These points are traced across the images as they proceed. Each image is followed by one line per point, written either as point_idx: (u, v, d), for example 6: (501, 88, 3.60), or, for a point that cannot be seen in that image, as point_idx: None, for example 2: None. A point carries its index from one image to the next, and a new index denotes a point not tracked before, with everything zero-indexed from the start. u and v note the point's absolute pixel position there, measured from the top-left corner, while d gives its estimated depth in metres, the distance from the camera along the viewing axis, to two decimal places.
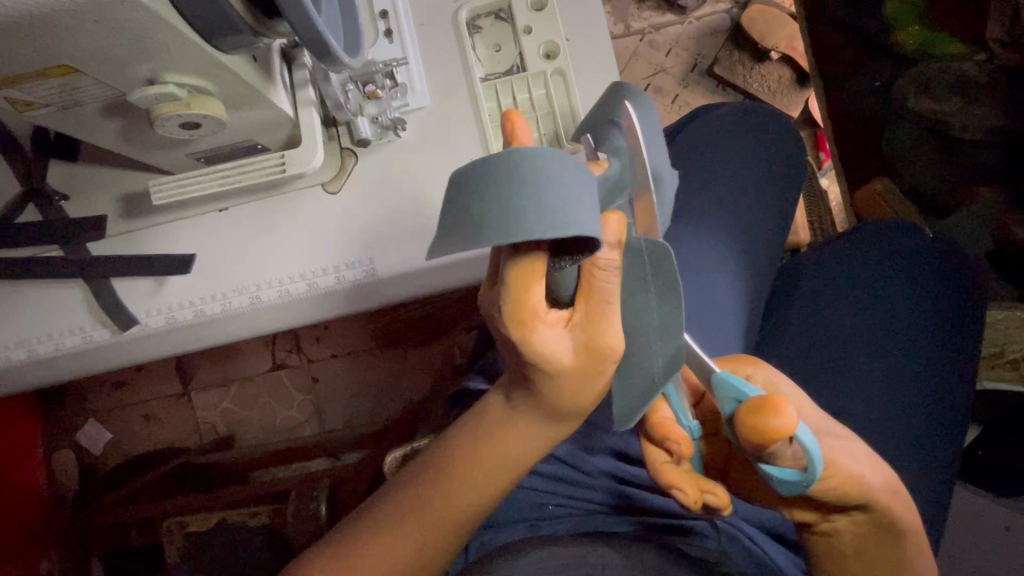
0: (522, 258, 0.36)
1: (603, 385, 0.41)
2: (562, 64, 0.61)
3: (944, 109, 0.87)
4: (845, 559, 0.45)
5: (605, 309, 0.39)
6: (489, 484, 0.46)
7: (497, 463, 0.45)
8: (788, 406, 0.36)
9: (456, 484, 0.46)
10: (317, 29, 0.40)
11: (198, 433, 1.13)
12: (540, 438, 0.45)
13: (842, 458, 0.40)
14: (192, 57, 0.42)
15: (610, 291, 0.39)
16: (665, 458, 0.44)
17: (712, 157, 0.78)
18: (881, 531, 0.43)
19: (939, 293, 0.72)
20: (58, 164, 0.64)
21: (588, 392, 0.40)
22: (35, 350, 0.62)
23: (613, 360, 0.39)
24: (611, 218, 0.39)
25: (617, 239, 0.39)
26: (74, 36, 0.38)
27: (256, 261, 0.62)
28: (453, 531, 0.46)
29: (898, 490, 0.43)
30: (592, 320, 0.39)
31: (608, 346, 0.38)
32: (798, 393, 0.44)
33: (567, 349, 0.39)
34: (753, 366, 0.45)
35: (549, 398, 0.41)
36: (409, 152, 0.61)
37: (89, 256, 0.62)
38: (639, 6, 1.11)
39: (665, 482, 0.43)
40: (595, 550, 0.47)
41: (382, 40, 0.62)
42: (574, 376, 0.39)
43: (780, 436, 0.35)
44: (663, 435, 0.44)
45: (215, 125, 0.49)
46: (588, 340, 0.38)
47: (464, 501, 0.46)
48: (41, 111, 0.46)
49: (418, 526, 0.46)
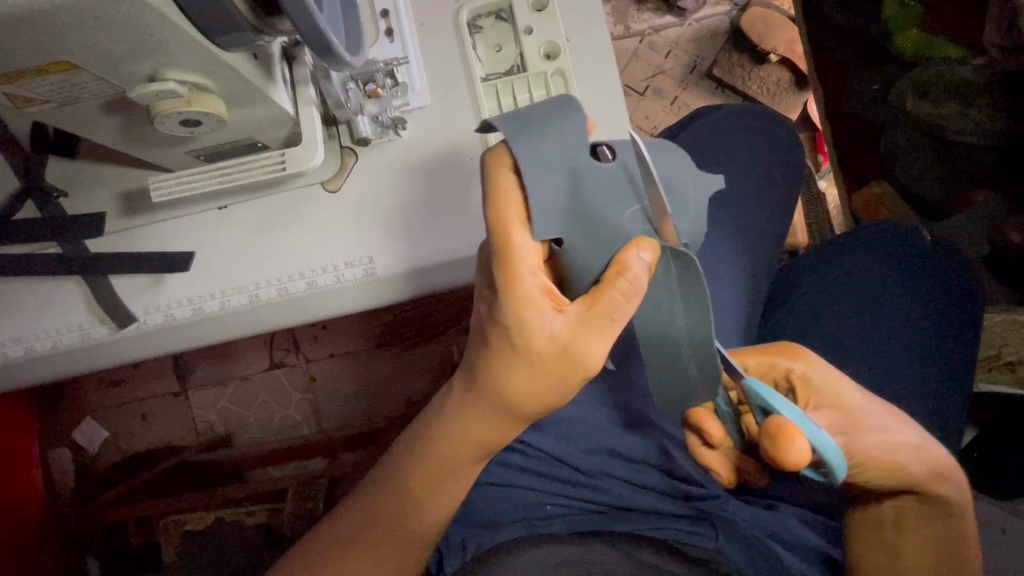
0: (498, 204, 0.43)
1: (572, 385, 0.44)
2: (563, 65, 0.61)
3: (944, 113, 0.87)
4: (883, 529, 0.49)
5: (602, 318, 0.42)
6: (456, 481, 0.49)
7: (458, 457, 0.48)
8: (798, 438, 0.38)
9: (431, 481, 0.49)
10: (319, 26, 0.40)
11: (194, 432, 1.13)
12: (511, 431, 0.48)
13: (883, 450, 0.44)
14: (194, 54, 0.42)
15: (620, 305, 0.42)
16: (699, 441, 0.49)
17: (712, 159, 0.78)
18: (923, 505, 0.48)
19: (938, 296, 0.73)
20: (56, 161, 0.64)
21: (551, 388, 0.44)
22: (32, 348, 0.62)
23: (588, 361, 0.43)
24: (647, 244, 0.42)
25: (647, 258, 0.42)
26: (74, 32, 0.38)
27: (253, 259, 0.62)
28: (414, 524, 0.50)
29: (949, 473, 0.48)
30: (584, 322, 0.42)
31: (587, 351, 0.42)
32: (845, 383, 0.45)
33: (550, 329, 0.42)
34: (795, 359, 0.46)
35: (526, 388, 0.44)
36: (410, 151, 0.61)
37: (88, 253, 0.62)
38: (639, 7, 1.11)
39: (703, 461, 0.49)
40: (596, 550, 0.47)
41: (382, 40, 0.62)
42: (547, 366, 0.43)
43: (794, 466, 0.38)
44: (698, 424, 0.47)
45: (215, 123, 0.49)
46: (575, 336, 0.42)
47: (434, 502, 0.49)
48: (41, 107, 0.46)
49: (397, 514, 0.49)
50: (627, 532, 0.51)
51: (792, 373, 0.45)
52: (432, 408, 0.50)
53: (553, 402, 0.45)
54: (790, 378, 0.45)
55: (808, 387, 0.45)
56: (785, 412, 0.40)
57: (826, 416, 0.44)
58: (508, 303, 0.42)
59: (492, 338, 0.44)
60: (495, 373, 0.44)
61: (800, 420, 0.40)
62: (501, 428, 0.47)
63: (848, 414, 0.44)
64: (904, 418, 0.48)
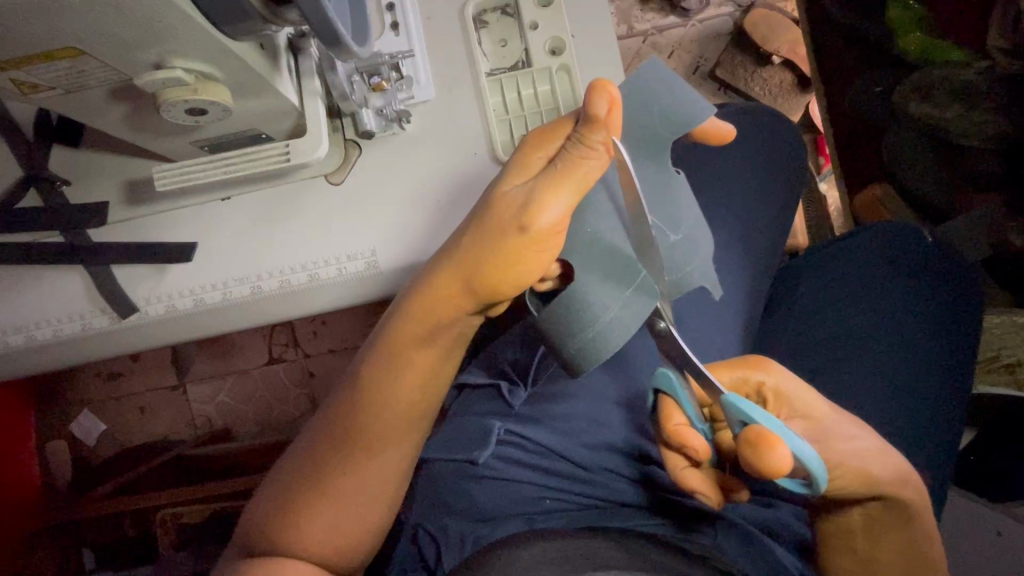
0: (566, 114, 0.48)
1: (516, 254, 0.42)
2: (567, 61, 0.61)
3: (946, 116, 0.86)
4: (852, 536, 0.48)
5: (557, 172, 0.42)
6: (410, 375, 0.49)
7: (409, 347, 0.48)
8: (780, 445, 0.38)
9: (384, 377, 0.48)
10: (327, 17, 0.40)
11: (192, 426, 1.13)
12: (456, 311, 0.46)
13: (855, 459, 0.44)
14: (202, 43, 0.43)
15: (579, 160, 0.42)
16: (683, 464, 0.47)
17: (714, 159, 0.77)
18: (890, 513, 0.47)
19: (936, 297, 0.73)
20: (58, 151, 0.64)
21: (490, 251, 0.43)
22: (34, 336, 0.62)
23: (535, 224, 0.42)
24: (614, 96, 0.41)
25: (604, 111, 0.41)
26: (84, 17, 0.38)
27: (255, 251, 0.62)
28: (380, 431, 0.49)
29: (911, 477, 0.48)
30: (540, 185, 0.42)
31: (532, 211, 0.42)
32: (813, 397, 0.46)
33: (517, 191, 0.44)
34: (765, 371, 0.46)
35: (470, 254, 0.43)
36: (412, 144, 0.61)
37: (90, 243, 0.62)
38: (642, 8, 1.11)
39: (687, 486, 0.47)
40: (600, 545, 0.45)
41: (388, 33, 0.62)
42: (493, 227, 0.43)
43: (775, 473, 0.38)
44: (680, 443, 0.45)
45: (221, 112, 0.49)
46: (529, 196, 0.42)
47: (391, 396, 0.48)
48: (47, 94, 0.46)
49: (351, 424, 0.49)
50: (624, 527, 0.51)
51: (764, 387, 0.46)
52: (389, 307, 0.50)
53: (496, 277, 0.43)
54: (763, 392, 0.46)
55: (780, 400, 0.45)
56: (765, 424, 0.40)
57: (800, 427, 0.44)
58: (512, 168, 0.46)
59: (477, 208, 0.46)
60: (455, 236, 0.46)
61: (780, 431, 0.40)
62: (456, 306, 0.46)
63: (817, 425, 0.45)
64: (865, 424, 0.48)
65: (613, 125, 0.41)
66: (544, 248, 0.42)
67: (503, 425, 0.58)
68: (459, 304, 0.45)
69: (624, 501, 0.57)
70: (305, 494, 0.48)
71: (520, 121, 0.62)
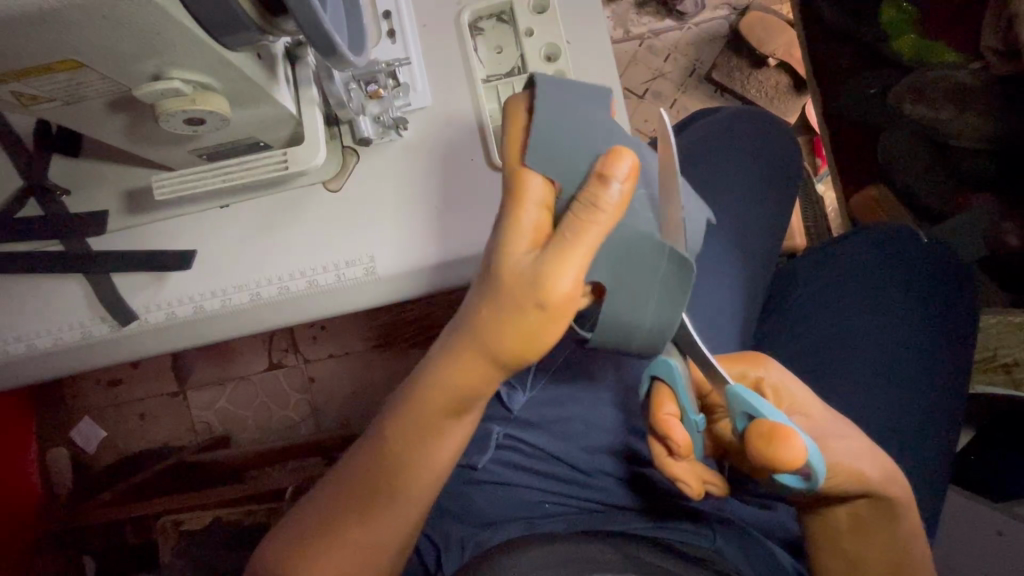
0: (512, 142, 0.44)
1: (537, 327, 0.41)
2: (562, 67, 0.62)
3: (941, 116, 0.86)
4: (838, 535, 0.48)
5: (565, 240, 0.40)
6: (426, 437, 0.46)
7: (432, 405, 0.45)
8: (795, 437, 0.39)
9: (407, 434, 0.46)
10: (324, 28, 0.41)
11: (193, 432, 1.13)
12: (478, 379, 0.44)
13: (848, 458, 0.45)
14: (199, 53, 0.43)
15: (586, 223, 0.40)
16: (665, 453, 0.47)
17: (711, 163, 0.78)
18: (878, 514, 0.48)
19: (930, 298, 0.73)
20: (59, 160, 0.64)
21: (510, 327, 0.41)
22: (33, 344, 0.62)
23: (552, 297, 0.40)
24: (627, 159, 0.41)
25: (619, 177, 0.40)
26: (83, 30, 0.38)
27: (255, 259, 0.62)
28: (405, 485, 0.46)
29: (898, 477, 0.48)
30: (550, 256, 0.40)
31: (549, 285, 0.40)
32: (808, 392, 0.48)
33: (521, 259, 0.41)
34: (764, 368, 0.49)
35: (493, 333, 0.42)
36: (410, 151, 0.62)
37: (90, 251, 0.63)
38: (639, 12, 1.12)
39: (670, 475, 0.47)
40: (597, 547, 0.45)
41: (384, 40, 0.62)
42: (508, 303, 0.41)
43: (790, 465, 0.39)
44: (664, 431, 0.45)
45: (219, 122, 0.49)
46: (539, 267, 0.40)
47: (432, 459, 0.47)
48: (46, 105, 0.46)
49: (380, 482, 0.47)
50: (629, 531, 0.52)
51: (763, 381, 0.48)
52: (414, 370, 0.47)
53: (520, 348, 0.42)
54: (762, 386, 0.48)
55: (779, 394, 0.48)
56: (773, 417, 0.42)
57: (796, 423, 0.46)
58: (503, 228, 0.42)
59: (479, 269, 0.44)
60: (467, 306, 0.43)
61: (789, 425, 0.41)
62: (488, 376, 0.44)
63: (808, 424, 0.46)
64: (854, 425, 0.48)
65: (626, 188, 0.41)
66: (564, 317, 0.41)
67: (502, 430, 0.60)
68: (480, 375, 0.44)
69: (624, 505, 0.57)
70: (325, 550, 0.46)
71: None
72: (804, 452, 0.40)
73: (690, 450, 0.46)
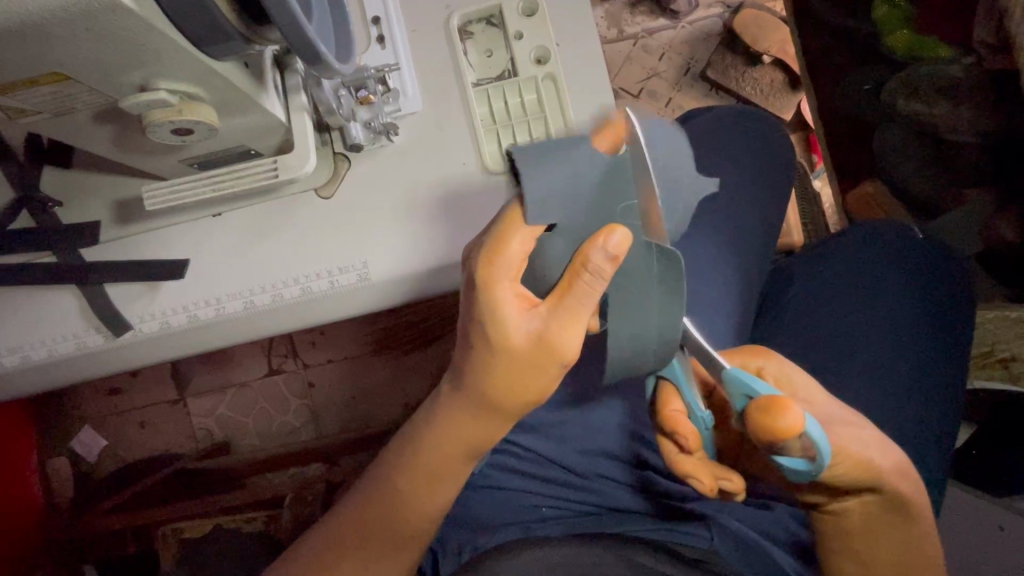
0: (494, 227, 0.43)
1: (551, 381, 0.44)
2: (552, 69, 0.62)
3: (936, 112, 0.85)
4: (851, 534, 0.48)
5: (574, 307, 0.41)
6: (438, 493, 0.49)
7: (440, 463, 0.48)
8: (793, 406, 0.39)
9: (418, 489, 0.49)
10: (308, 37, 0.41)
11: (193, 440, 1.13)
12: (486, 429, 0.47)
13: (856, 457, 0.44)
14: (184, 64, 0.43)
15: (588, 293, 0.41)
16: (676, 449, 0.47)
17: (706, 161, 0.78)
18: (887, 510, 0.47)
19: (928, 292, 0.73)
20: (51, 171, 0.64)
21: (529, 388, 0.43)
22: (27, 356, 0.62)
23: (565, 358, 0.42)
24: (619, 230, 0.40)
25: (610, 247, 0.40)
26: (65, 44, 0.38)
27: (249, 267, 0.62)
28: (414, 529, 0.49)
29: (908, 472, 0.47)
30: (558, 321, 0.42)
31: (562, 349, 0.42)
32: (813, 385, 0.48)
33: (524, 327, 0.42)
34: (763, 359, 0.49)
35: (505, 395, 0.44)
36: (400, 156, 0.62)
37: (82, 262, 0.63)
38: (632, 11, 1.12)
39: (679, 470, 0.47)
40: (590, 550, 0.45)
41: (374, 46, 0.62)
42: (522, 369, 0.43)
43: (789, 433, 0.39)
44: (673, 428, 0.46)
45: (207, 132, 0.49)
46: (547, 334, 0.42)
47: (428, 505, 0.49)
48: (35, 118, 0.46)
49: (387, 537, 0.49)
50: (625, 534, 0.51)
51: (764, 372, 0.49)
52: (412, 429, 0.50)
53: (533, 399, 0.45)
54: (763, 377, 0.48)
55: (782, 386, 0.48)
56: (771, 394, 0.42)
57: None
58: (492, 306, 0.42)
59: (469, 335, 0.44)
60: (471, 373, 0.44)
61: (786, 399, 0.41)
62: (489, 428, 0.47)
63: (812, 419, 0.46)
64: (864, 421, 0.48)
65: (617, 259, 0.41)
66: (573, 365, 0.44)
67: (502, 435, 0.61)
68: (485, 427, 0.47)
69: (622, 507, 0.57)
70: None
71: (509, 129, 0.62)
72: (804, 422, 0.40)
73: (701, 444, 0.46)
